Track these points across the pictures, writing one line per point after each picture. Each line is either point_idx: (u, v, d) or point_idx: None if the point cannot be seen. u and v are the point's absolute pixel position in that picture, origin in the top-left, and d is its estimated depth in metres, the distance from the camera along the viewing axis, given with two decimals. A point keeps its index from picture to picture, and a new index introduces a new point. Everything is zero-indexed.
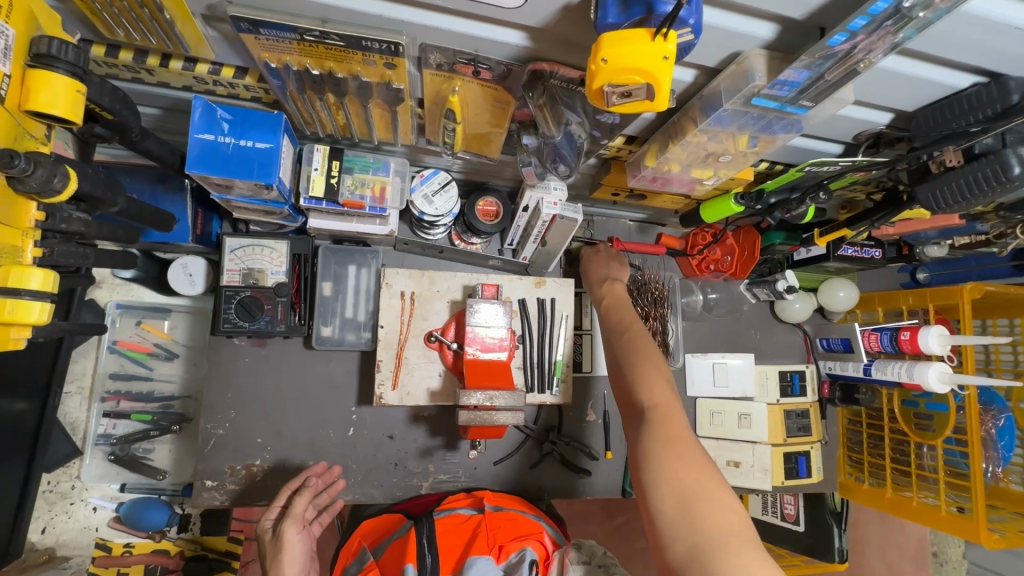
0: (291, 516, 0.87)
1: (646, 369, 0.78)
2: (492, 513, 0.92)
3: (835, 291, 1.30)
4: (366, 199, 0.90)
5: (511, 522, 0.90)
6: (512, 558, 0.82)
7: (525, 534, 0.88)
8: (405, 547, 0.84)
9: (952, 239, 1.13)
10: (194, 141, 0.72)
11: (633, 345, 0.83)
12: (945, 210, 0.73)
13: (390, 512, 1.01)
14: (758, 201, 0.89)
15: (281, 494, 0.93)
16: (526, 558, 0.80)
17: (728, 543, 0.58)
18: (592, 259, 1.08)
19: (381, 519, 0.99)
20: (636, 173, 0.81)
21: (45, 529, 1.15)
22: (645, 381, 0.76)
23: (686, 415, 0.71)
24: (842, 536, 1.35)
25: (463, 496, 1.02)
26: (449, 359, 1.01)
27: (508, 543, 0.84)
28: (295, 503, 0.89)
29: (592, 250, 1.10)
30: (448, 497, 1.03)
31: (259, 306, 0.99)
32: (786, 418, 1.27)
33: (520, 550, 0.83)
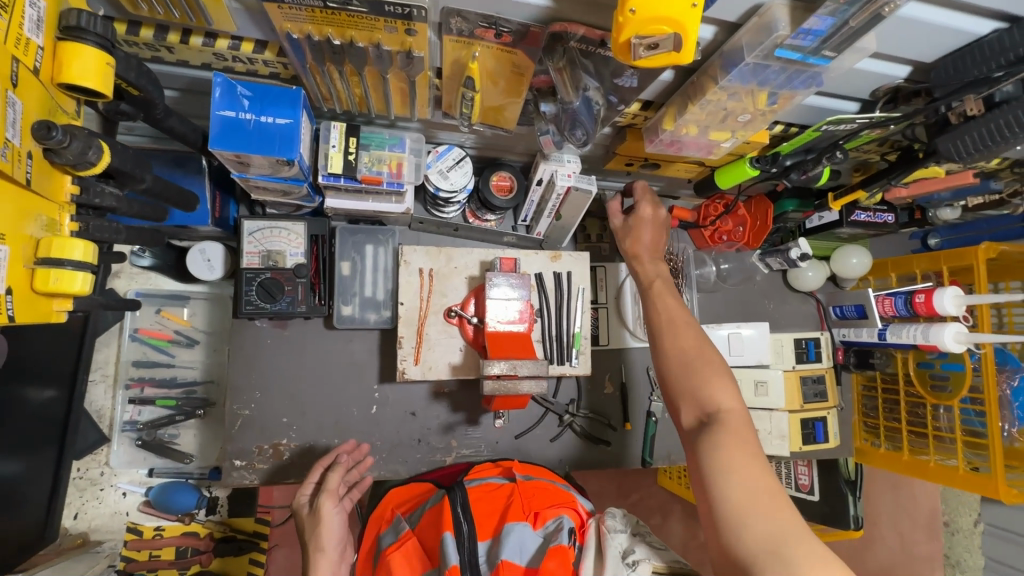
0: (327, 492, 0.89)
1: (710, 369, 0.78)
2: (523, 482, 0.94)
3: (848, 258, 1.30)
4: (384, 175, 0.91)
5: (546, 493, 0.92)
6: (548, 523, 0.83)
7: (560, 503, 0.89)
8: (440, 516, 0.84)
9: (965, 199, 1.13)
10: (216, 118, 0.72)
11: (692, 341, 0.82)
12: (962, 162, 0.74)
13: (420, 482, 1.03)
14: (773, 164, 0.90)
15: (315, 470, 0.95)
16: (563, 526, 0.81)
17: (800, 536, 0.61)
18: (643, 219, 0.99)
19: (410, 486, 1.02)
20: (653, 138, 0.81)
21: (76, 515, 1.17)
22: (709, 379, 0.77)
23: (751, 419, 0.72)
24: (857, 503, 1.39)
25: (494, 466, 1.04)
26: (469, 334, 1.02)
27: (544, 510, 0.85)
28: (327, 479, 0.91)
29: (642, 207, 0.99)
30: (476, 466, 1.04)
31: (280, 287, 1.01)
32: (802, 385, 1.28)
33: (556, 516, 0.84)
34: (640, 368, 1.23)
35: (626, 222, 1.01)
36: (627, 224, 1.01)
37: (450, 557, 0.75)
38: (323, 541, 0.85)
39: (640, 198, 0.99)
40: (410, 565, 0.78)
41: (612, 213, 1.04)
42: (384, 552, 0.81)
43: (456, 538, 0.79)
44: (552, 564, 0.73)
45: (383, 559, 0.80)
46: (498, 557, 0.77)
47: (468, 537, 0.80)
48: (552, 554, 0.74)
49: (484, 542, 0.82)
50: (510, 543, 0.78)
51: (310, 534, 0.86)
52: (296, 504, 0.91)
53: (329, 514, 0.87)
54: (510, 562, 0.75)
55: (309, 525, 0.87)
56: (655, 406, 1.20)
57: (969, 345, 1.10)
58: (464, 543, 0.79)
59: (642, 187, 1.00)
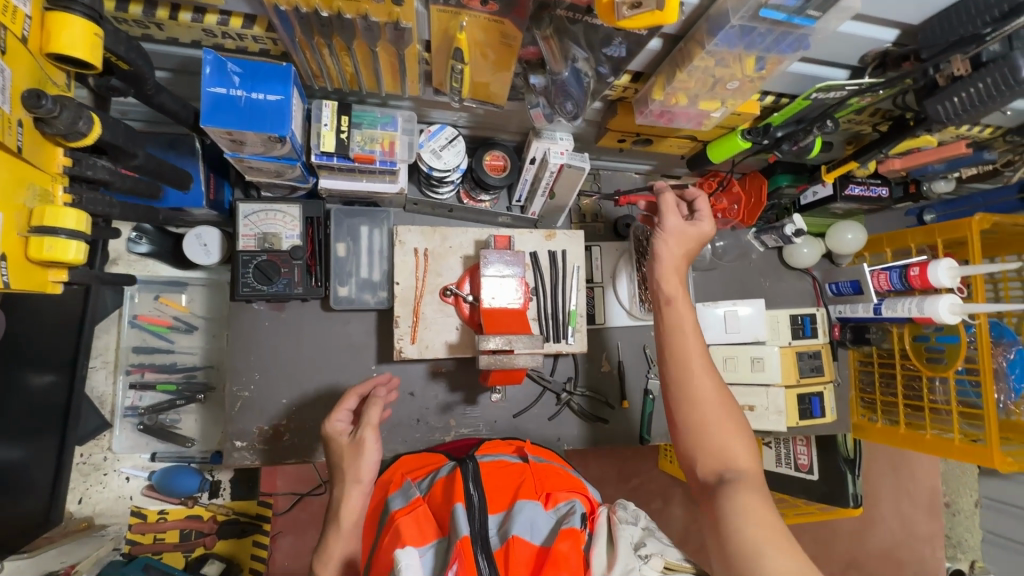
0: (369, 424, 0.87)
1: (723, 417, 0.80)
2: (536, 464, 0.94)
3: (843, 234, 1.30)
4: (377, 153, 0.91)
5: (559, 478, 0.92)
6: (560, 505, 0.83)
7: (573, 490, 0.89)
8: (452, 488, 0.85)
9: (960, 170, 1.12)
10: (206, 95, 0.72)
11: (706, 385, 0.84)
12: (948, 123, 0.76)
13: (432, 453, 1.03)
14: (764, 136, 0.90)
15: (351, 398, 0.93)
16: (575, 511, 0.81)
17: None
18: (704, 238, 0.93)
19: (422, 455, 1.02)
20: (643, 109, 0.81)
21: (81, 500, 1.19)
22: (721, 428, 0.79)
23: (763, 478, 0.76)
24: (856, 481, 1.37)
25: (506, 444, 1.03)
26: (465, 312, 1.03)
27: (556, 492, 0.86)
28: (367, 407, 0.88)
29: (707, 226, 0.93)
30: (487, 442, 1.04)
31: (276, 269, 1.02)
32: (799, 360, 1.29)
33: (568, 501, 0.84)
34: (636, 346, 1.23)
35: (685, 225, 0.92)
36: (685, 229, 0.92)
37: (461, 528, 0.75)
38: (362, 471, 0.84)
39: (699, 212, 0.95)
40: (420, 531, 0.78)
41: (664, 207, 0.92)
42: (393, 515, 0.81)
43: (467, 510, 0.79)
44: (564, 545, 0.72)
45: (392, 522, 0.80)
46: (509, 532, 0.76)
47: (479, 509, 0.79)
48: (564, 536, 0.74)
49: (494, 515, 0.82)
50: (521, 518, 0.78)
51: (347, 462, 0.86)
52: (329, 430, 0.89)
53: (369, 444, 0.86)
54: (521, 538, 0.75)
55: (347, 451, 0.86)
56: (653, 384, 1.22)
57: (964, 316, 1.10)
58: (475, 515, 0.78)
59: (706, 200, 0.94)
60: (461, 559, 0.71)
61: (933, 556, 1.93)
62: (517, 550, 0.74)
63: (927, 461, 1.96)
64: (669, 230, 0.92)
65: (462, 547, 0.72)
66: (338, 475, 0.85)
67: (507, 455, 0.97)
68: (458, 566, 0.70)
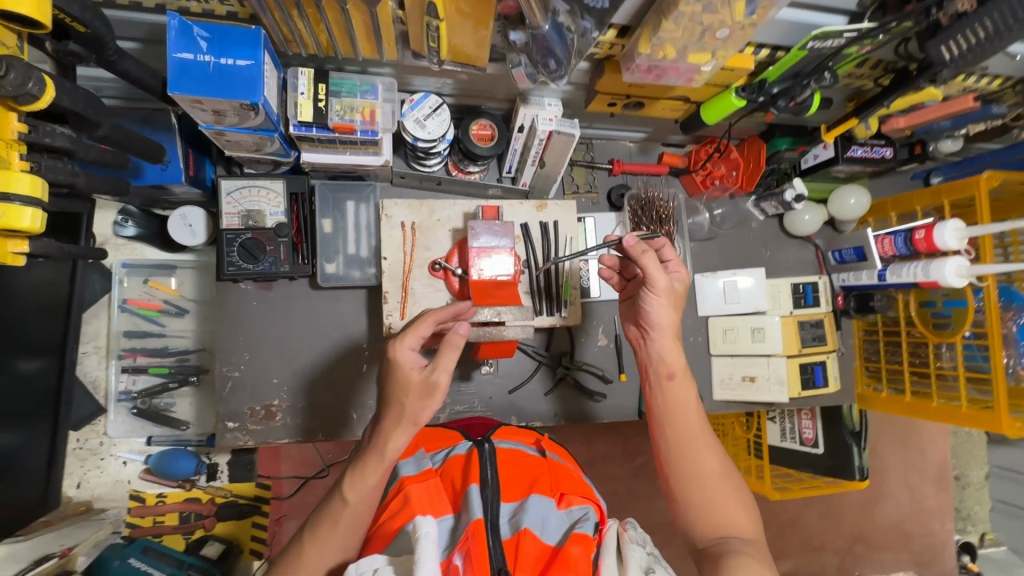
0: (444, 369, 0.75)
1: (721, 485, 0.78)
2: (553, 460, 0.90)
3: (846, 199, 1.25)
4: (357, 123, 0.88)
5: (576, 478, 0.87)
6: (573, 508, 0.79)
7: (589, 493, 0.85)
8: (467, 465, 0.84)
9: (967, 127, 1.06)
10: (172, 60, 0.70)
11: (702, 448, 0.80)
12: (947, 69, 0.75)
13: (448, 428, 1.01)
14: (759, 93, 0.87)
15: (426, 324, 0.79)
16: (588, 516, 0.77)
17: None
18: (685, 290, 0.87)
19: (439, 430, 1.00)
20: (629, 65, 0.78)
21: (79, 484, 1.19)
22: (721, 498, 0.77)
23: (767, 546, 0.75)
24: (862, 454, 1.29)
25: (526, 432, 0.99)
26: (455, 287, 1.00)
27: (571, 494, 0.81)
28: (447, 345, 0.75)
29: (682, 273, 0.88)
30: (505, 427, 1.00)
31: (261, 247, 1.00)
32: (800, 329, 1.26)
33: (582, 505, 0.80)
34: None
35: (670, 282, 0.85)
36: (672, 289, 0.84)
37: (476, 510, 0.74)
38: (422, 414, 0.76)
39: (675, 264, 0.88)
40: (431, 503, 0.77)
41: (650, 267, 0.83)
42: (404, 482, 0.81)
43: (482, 490, 0.77)
44: (574, 549, 0.70)
45: (402, 488, 0.79)
46: (519, 524, 0.75)
47: (493, 492, 0.77)
48: (575, 539, 0.71)
49: (507, 505, 0.80)
50: (533, 513, 0.76)
51: (409, 397, 0.75)
52: (397, 357, 0.76)
53: (439, 391, 0.75)
54: (531, 531, 0.73)
55: (413, 388, 0.75)
56: None
57: (971, 279, 1.06)
58: (488, 498, 0.76)
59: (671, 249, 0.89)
60: (473, 540, 0.70)
61: (943, 529, 1.91)
62: (527, 544, 0.72)
63: (937, 435, 1.92)
64: (659, 290, 0.83)
65: (474, 529, 0.71)
66: (393, 407, 0.76)
67: (526, 445, 0.93)
68: (469, 548, 0.70)
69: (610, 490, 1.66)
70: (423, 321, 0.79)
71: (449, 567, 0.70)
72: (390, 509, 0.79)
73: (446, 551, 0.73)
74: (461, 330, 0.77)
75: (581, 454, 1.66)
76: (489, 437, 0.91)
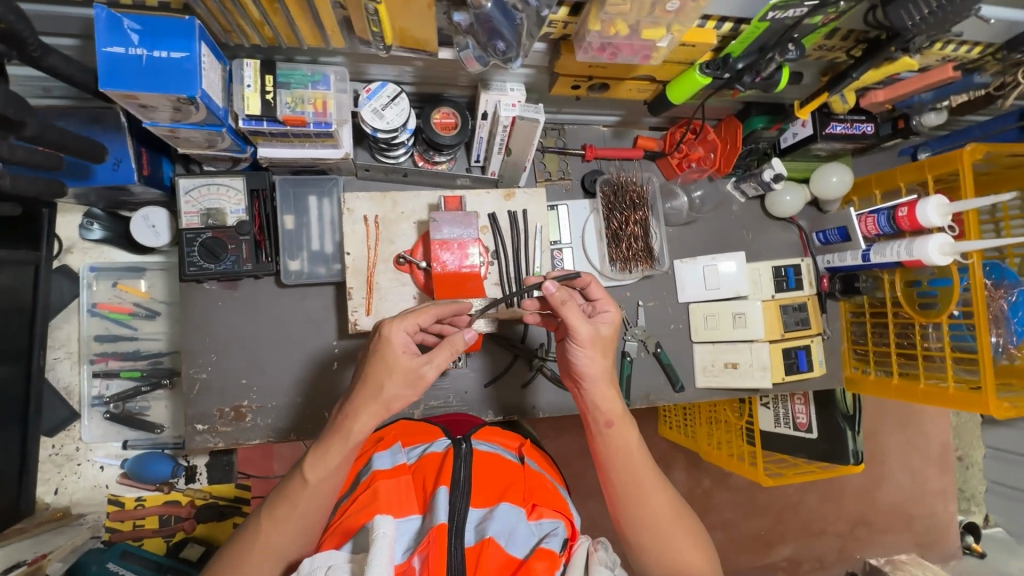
0: (436, 365, 0.73)
1: (671, 525, 0.78)
2: (531, 468, 0.85)
3: (828, 177, 1.21)
4: (308, 115, 0.85)
5: (552, 487, 0.83)
6: (543, 522, 0.75)
7: (563, 506, 0.80)
8: (441, 466, 0.80)
9: (948, 99, 1.02)
10: (101, 55, 0.69)
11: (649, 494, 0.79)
12: (909, 33, 0.75)
13: (431, 422, 0.97)
14: (724, 69, 0.83)
15: (427, 314, 0.75)
16: (557, 533, 0.73)
17: None
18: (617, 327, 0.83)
19: (418, 424, 0.95)
20: (581, 44, 0.75)
21: (57, 490, 1.20)
22: (672, 540, 0.77)
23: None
24: (856, 438, 1.24)
25: (509, 435, 0.93)
26: (420, 280, 0.98)
27: (543, 507, 0.77)
28: (446, 343, 0.73)
29: (613, 312, 0.83)
30: (488, 426, 0.95)
31: (223, 246, 0.98)
32: (783, 313, 1.23)
33: (553, 518, 0.76)
34: None
35: (596, 328, 0.80)
36: (600, 334, 0.80)
37: (439, 514, 0.70)
38: (396, 402, 0.72)
39: (605, 305, 0.84)
40: (399, 501, 0.75)
41: (572, 317, 0.78)
42: (375, 475, 0.78)
43: (450, 494, 0.74)
44: (539, 565, 0.66)
45: (372, 482, 0.77)
46: (484, 531, 0.70)
47: (463, 496, 0.74)
48: (540, 555, 0.68)
49: (476, 510, 0.75)
50: (501, 521, 0.72)
51: (390, 381, 0.71)
52: (390, 336, 0.71)
53: (423, 384, 0.73)
54: (495, 541, 0.69)
55: (399, 371, 0.71)
56: (630, 346, 1.19)
57: (956, 256, 1.03)
58: (456, 502, 0.73)
59: (596, 286, 0.84)
60: (433, 546, 0.67)
61: (945, 510, 1.89)
62: (489, 554, 0.67)
63: (936, 416, 1.90)
64: (583, 340, 0.79)
65: (436, 535, 0.68)
66: (366, 386, 0.71)
67: (505, 448, 0.88)
68: (428, 554, 0.67)
69: None
70: (426, 309, 0.75)
71: (407, 570, 0.67)
72: (357, 503, 0.76)
73: (407, 553, 0.70)
74: (466, 336, 0.75)
75: (573, 446, 1.61)
76: (469, 437, 0.86)
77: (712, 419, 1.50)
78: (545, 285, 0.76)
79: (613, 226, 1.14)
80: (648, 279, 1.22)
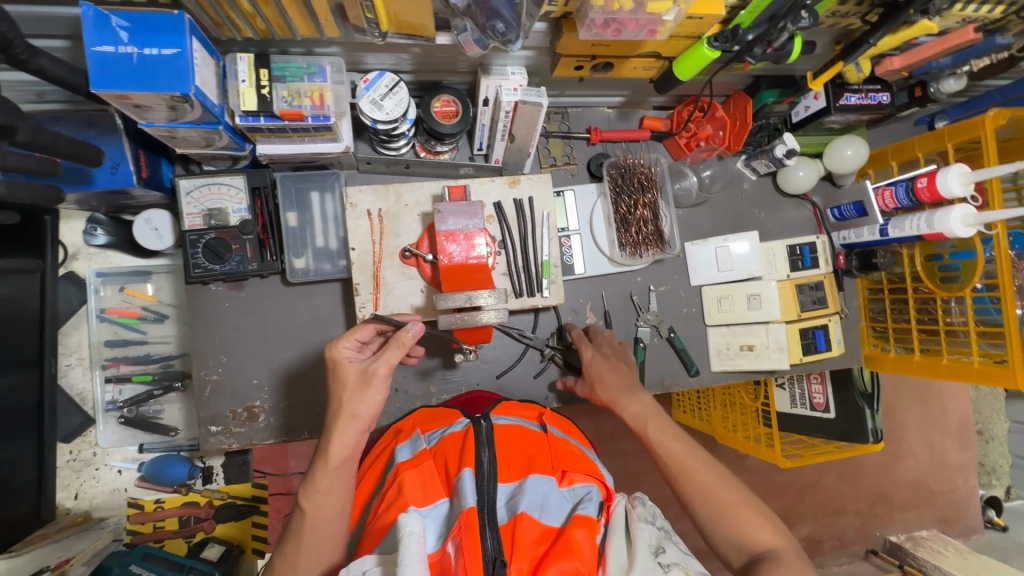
0: (385, 362, 0.75)
1: (730, 498, 0.78)
2: (554, 436, 0.84)
3: (842, 150, 1.17)
4: (305, 109, 0.82)
5: (578, 452, 0.82)
6: (576, 486, 0.74)
7: (593, 470, 0.79)
8: (461, 444, 0.78)
9: (968, 64, 0.99)
10: (91, 55, 0.67)
11: (698, 475, 0.80)
12: None
13: (448, 407, 0.96)
14: (733, 41, 0.80)
15: (365, 329, 0.83)
16: (591, 496, 0.72)
17: None
18: (593, 363, 1.00)
19: (437, 411, 0.94)
20: (584, 23, 0.73)
21: (77, 495, 1.21)
22: (735, 515, 0.76)
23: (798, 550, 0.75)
24: (875, 416, 1.20)
25: (527, 407, 0.93)
26: (427, 273, 0.96)
27: (574, 471, 0.76)
28: (389, 345, 0.76)
29: (583, 352, 1.02)
30: (506, 401, 0.94)
31: (226, 247, 0.97)
32: (799, 293, 1.20)
33: (585, 483, 0.74)
34: (623, 294, 1.18)
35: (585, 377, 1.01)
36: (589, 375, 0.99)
37: (467, 498, 0.67)
38: (360, 407, 0.75)
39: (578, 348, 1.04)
40: (424, 490, 0.72)
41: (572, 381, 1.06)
42: (399, 467, 0.76)
43: (477, 476, 0.71)
44: (578, 533, 0.65)
45: (397, 476, 0.75)
46: (516, 507, 0.68)
47: (490, 476, 0.71)
48: (579, 523, 0.66)
49: (504, 486, 0.73)
50: (532, 494, 0.70)
51: (348, 392, 0.76)
52: (334, 356, 0.79)
53: (379, 382, 0.75)
54: (529, 515, 0.67)
55: (351, 378, 0.76)
56: (643, 332, 1.17)
57: (979, 227, 0.99)
58: (484, 484, 0.70)
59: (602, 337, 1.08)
60: (466, 532, 0.64)
61: (966, 484, 1.87)
62: (524, 529, 0.66)
63: (955, 392, 1.87)
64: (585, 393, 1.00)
65: (467, 519, 0.65)
66: (331, 407, 0.77)
67: (526, 420, 0.87)
68: (461, 540, 0.64)
69: (617, 466, 1.60)
70: (363, 325, 0.83)
71: (443, 558, 0.65)
72: (385, 500, 0.73)
73: (440, 540, 0.68)
74: (413, 331, 0.77)
75: (589, 432, 1.59)
76: (488, 413, 0.85)
77: (726, 403, 1.48)
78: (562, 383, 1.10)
79: (622, 210, 1.11)
80: (659, 263, 1.20)
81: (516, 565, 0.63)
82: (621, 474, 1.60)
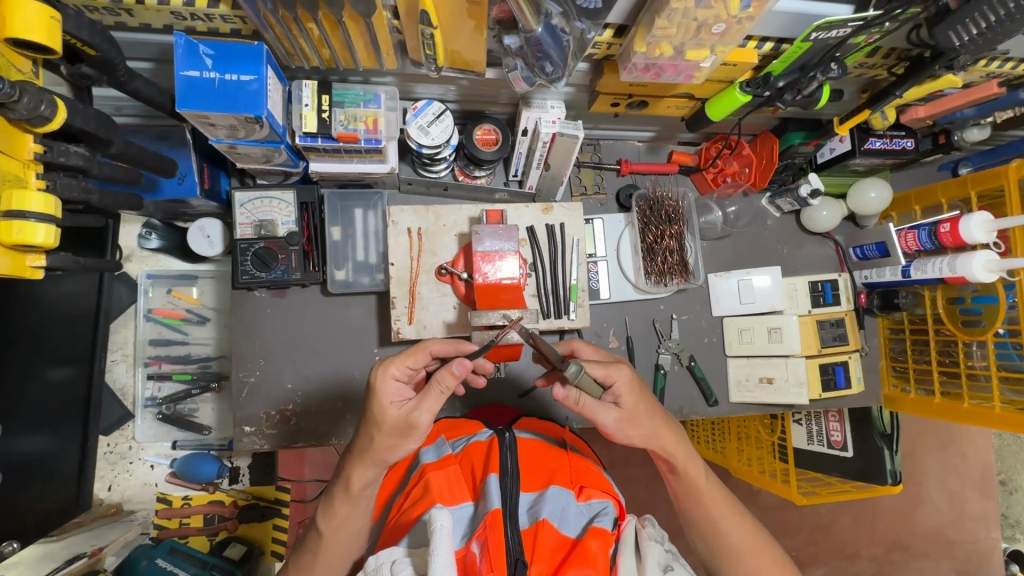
0: (427, 409, 0.74)
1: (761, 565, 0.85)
2: (573, 453, 0.86)
3: (866, 192, 1.20)
4: (360, 132, 0.89)
5: (596, 470, 0.84)
6: (593, 502, 0.76)
7: (609, 487, 0.81)
8: (487, 454, 0.81)
9: (993, 116, 1.01)
10: (179, 78, 0.74)
11: (731, 549, 0.86)
12: (956, 51, 0.76)
13: (473, 418, 0.99)
14: (765, 87, 0.85)
15: (419, 357, 0.79)
16: (607, 511, 0.74)
17: None
18: (632, 394, 0.83)
19: (461, 420, 0.98)
20: (627, 65, 0.78)
21: (110, 487, 1.27)
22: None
23: None
24: (895, 458, 1.22)
25: (547, 427, 0.96)
26: (461, 291, 1.01)
27: (591, 488, 0.78)
28: (431, 389, 0.73)
29: (619, 377, 0.83)
30: (530, 419, 0.99)
31: (274, 256, 1.03)
32: (819, 329, 1.21)
33: (602, 499, 0.76)
34: (646, 321, 1.21)
35: (617, 408, 0.83)
36: (626, 411, 0.83)
37: (493, 500, 0.71)
38: (394, 446, 0.76)
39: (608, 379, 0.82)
40: (450, 490, 0.75)
41: (591, 411, 0.81)
42: (425, 468, 0.79)
43: (501, 481, 0.74)
44: (593, 544, 0.67)
45: (423, 475, 0.78)
46: (538, 515, 0.71)
47: (513, 482, 0.74)
48: (594, 534, 0.68)
49: (526, 494, 0.76)
50: (553, 503, 0.73)
51: (381, 433, 0.75)
52: (378, 386, 0.75)
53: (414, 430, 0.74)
54: (549, 523, 0.70)
55: (391, 424, 0.74)
56: (663, 359, 1.20)
57: (1002, 273, 1.00)
58: (507, 489, 0.73)
59: (584, 347, 0.90)
60: (490, 530, 0.67)
61: (988, 536, 1.83)
62: (544, 534, 0.69)
63: (980, 439, 1.84)
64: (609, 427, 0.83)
65: (492, 519, 0.68)
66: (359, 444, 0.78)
67: (547, 437, 0.91)
68: (486, 539, 0.67)
69: (629, 494, 1.60)
70: (417, 351, 0.79)
71: (467, 556, 0.68)
72: (411, 497, 0.78)
73: (465, 539, 0.71)
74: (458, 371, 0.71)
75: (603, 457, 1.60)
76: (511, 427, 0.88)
77: (742, 434, 1.48)
78: (552, 395, 0.82)
79: (649, 240, 1.15)
80: (682, 292, 1.23)
81: (536, 567, 0.66)
82: (632, 502, 1.60)
